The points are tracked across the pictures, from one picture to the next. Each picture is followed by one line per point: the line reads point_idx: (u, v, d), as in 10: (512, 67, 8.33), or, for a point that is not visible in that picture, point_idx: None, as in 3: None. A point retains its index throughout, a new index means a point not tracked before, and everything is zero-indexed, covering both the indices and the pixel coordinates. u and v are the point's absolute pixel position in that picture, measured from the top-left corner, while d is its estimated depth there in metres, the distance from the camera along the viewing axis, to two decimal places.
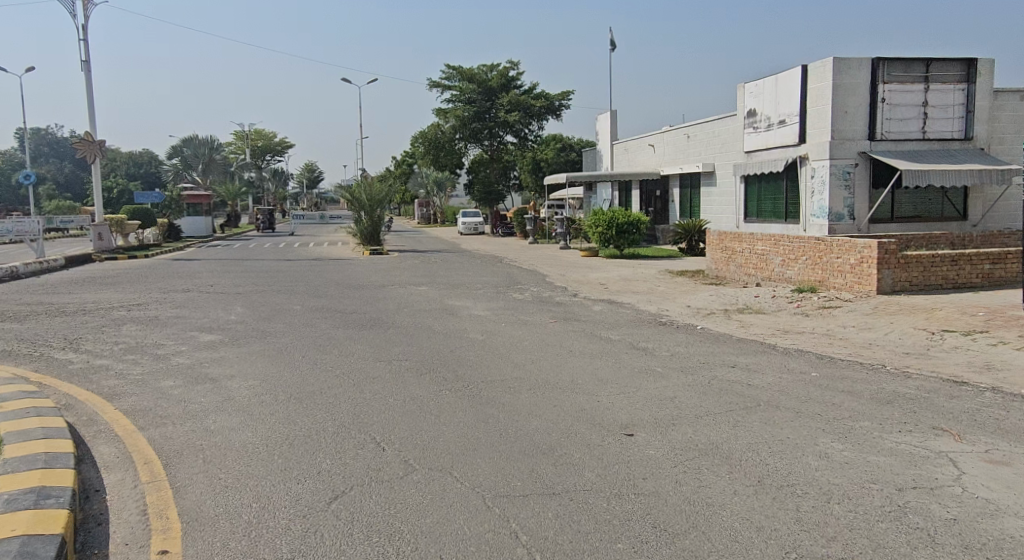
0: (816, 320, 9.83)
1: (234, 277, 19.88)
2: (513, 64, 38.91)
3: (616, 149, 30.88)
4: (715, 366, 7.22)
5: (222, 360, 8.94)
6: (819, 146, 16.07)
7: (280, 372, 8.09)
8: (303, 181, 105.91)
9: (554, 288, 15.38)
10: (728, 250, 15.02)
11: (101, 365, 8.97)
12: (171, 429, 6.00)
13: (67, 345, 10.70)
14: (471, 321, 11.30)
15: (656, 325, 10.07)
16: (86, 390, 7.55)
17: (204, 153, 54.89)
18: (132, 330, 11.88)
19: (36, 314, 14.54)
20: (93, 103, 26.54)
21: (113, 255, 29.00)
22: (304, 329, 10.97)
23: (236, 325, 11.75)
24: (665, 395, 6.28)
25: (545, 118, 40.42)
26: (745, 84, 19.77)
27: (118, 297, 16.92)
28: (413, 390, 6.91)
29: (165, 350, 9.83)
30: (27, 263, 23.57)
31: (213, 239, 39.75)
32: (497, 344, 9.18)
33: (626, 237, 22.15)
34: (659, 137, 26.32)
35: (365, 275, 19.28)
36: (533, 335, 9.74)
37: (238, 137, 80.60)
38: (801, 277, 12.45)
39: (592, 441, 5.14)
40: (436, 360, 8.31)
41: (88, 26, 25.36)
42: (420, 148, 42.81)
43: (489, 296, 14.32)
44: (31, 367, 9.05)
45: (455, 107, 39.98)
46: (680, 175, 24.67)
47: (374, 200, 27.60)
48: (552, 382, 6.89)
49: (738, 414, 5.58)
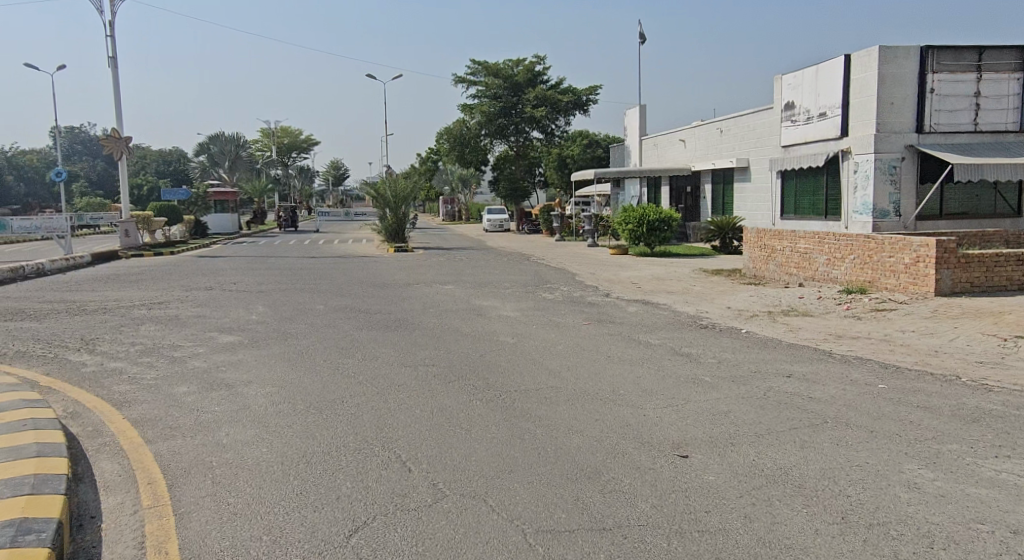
0: (871, 323, 9.19)
1: (257, 275, 19.53)
2: (539, 58, 38.37)
3: (646, 144, 30.22)
4: (768, 376, 6.61)
5: (240, 364, 8.51)
6: (863, 140, 15.31)
7: (299, 378, 7.62)
8: (329, 178, 106.42)
9: (585, 288, 14.81)
10: (767, 248, 14.34)
11: (114, 369, 8.57)
12: (180, 442, 5.54)
13: (82, 346, 10.33)
14: (501, 323, 10.78)
15: (697, 328, 9.48)
16: (94, 397, 7.14)
17: (230, 151, 54.71)
18: (150, 330, 11.51)
19: (56, 313, 14.24)
20: (119, 99, 26.44)
21: (139, 252, 28.90)
22: (327, 331, 10.53)
23: (257, 326, 11.32)
24: (717, 408, 5.73)
25: (572, 113, 39.86)
26: (782, 76, 19.03)
27: (140, 294, 16.64)
28: (441, 400, 6.41)
29: (180, 352, 9.42)
30: (54, 260, 23.48)
31: (238, 236, 39.70)
32: (529, 348, 8.65)
33: (657, 235, 21.50)
34: (690, 131, 25.64)
35: (390, 273, 18.82)
36: (567, 338, 9.21)
37: (264, 135, 80.89)
38: (849, 278, 11.77)
39: (642, 464, 4.60)
40: (465, 365, 7.82)
41: (113, 22, 25.22)
42: (445, 145, 42.40)
43: (518, 296, 13.79)
44: (43, 370, 8.67)
45: (481, 102, 39.50)
46: (712, 171, 23.98)
47: (399, 197, 27.18)
48: (591, 392, 6.37)
49: (805, 432, 5.00)
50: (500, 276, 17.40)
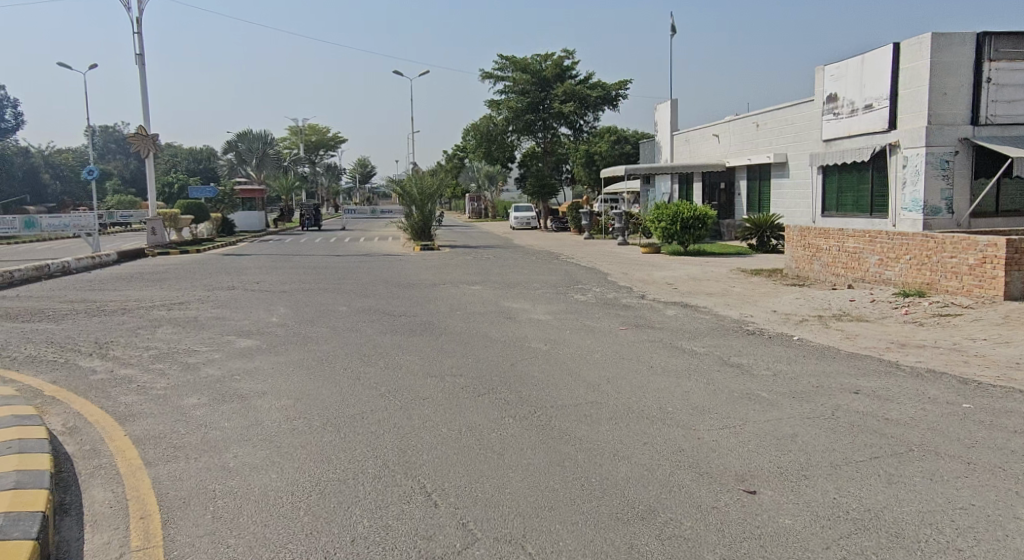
0: (935, 330, 8.47)
1: (281, 274, 19.11)
2: (568, 53, 37.63)
3: (677, 140, 29.40)
4: (834, 392, 5.94)
5: (255, 372, 8.01)
6: (913, 132, 14.48)
7: (317, 389, 7.08)
8: (356, 175, 106.83)
9: (619, 289, 14.17)
10: (812, 247, 13.60)
11: (124, 377, 8.11)
12: (181, 466, 5.03)
13: (96, 350, 9.92)
14: (533, 328, 10.17)
15: (745, 335, 8.80)
16: (98, 410, 6.66)
17: (258, 148, 55.03)
18: (167, 333, 11.08)
19: (75, 314, 13.88)
20: (145, 97, 26.24)
21: (165, 250, 28.65)
22: (349, 335, 10.01)
23: (278, 329, 10.85)
24: (780, 430, 5.09)
25: (601, 109, 39.08)
26: (824, 67, 18.20)
27: (161, 294, 16.27)
28: (470, 419, 5.82)
29: (195, 358, 8.92)
30: (79, 258, 23.25)
31: (265, 234, 39.45)
32: (564, 356, 8.02)
33: (691, 233, 20.73)
34: (724, 126, 24.82)
35: (416, 273, 18.31)
36: (604, 345, 8.57)
37: (292, 133, 81.06)
38: (904, 280, 11.02)
39: (703, 502, 4.00)
40: (495, 377, 7.22)
41: (140, 19, 25.01)
42: (471, 141, 41.91)
43: (549, 297, 13.17)
44: (51, 377, 8.25)
45: (508, 98, 38.93)
46: (748, 166, 23.16)
47: (425, 194, 26.66)
48: (637, 411, 5.74)
49: (889, 463, 4.34)
50: (529, 276, 16.81)
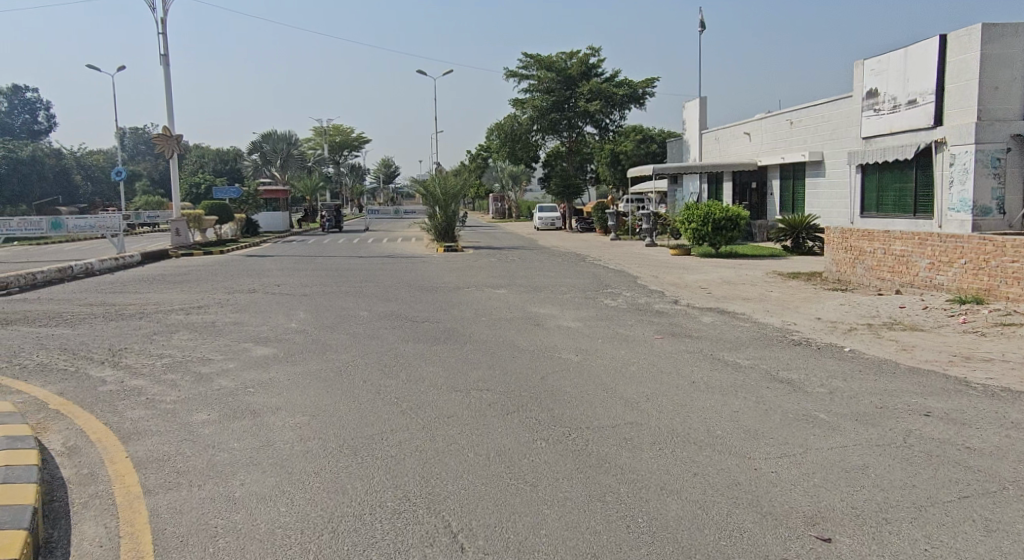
0: (1000, 341, 7.82)
1: (304, 276, 18.77)
2: (594, 50, 37.00)
3: (707, 138, 28.70)
4: (902, 414, 5.35)
5: (270, 384, 7.58)
6: (961, 129, 13.74)
7: (335, 405, 6.62)
8: (379, 175, 107.13)
9: (651, 293, 13.60)
10: (854, 250, 12.98)
11: (134, 389, 7.70)
12: (183, 496, 4.58)
13: (109, 358, 9.55)
14: (563, 336, 9.65)
15: (791, 345, 8.21)
16: (103, 427, 6.24)
17: (282, 149, 54.96)
18: (183, 339, 10.70)
19: (94, 318, 13.58)
20: (170, 97, 26.10)
21: (189, 251, 28.47)
22: (370, 343, 9.56)
23: (296, 336, 10.42)
24: (846, 459, 4.55)
25: (628, 107, 38.39)
26: (863, 61, 17.48)
27: (182, 297, 15.95)
28: (500, 444, 5.34)
29: (209, 368, 8.50)
30: (103, 259, 23.06)
31: (289, 234, 39.27)
32: (598, 370, 7.49)
33: (722, 234, 20.08)
34: (755, 124, 24.11)
35: (440, 275, 17.87)
36: (641, 357, 8.03)
37: (317, 134, 81.22)
38: (958, 286, 10.37)
39: (771, 553, 3.48)
40: (525, 393, 6.72)
41: (165, 19, 24.86)
42: (495, 141, 41.50)
43: (577, 302, 12.65)
44: (59, 388, 7.87)
45: (533, 97, 38.43)
46: (781, 165, 22.42)
47: (449, 194, 26.24)
48: (683, 435, 5.21)
49: (984, 506, 3.78)
50: (556, 279, 16.28)
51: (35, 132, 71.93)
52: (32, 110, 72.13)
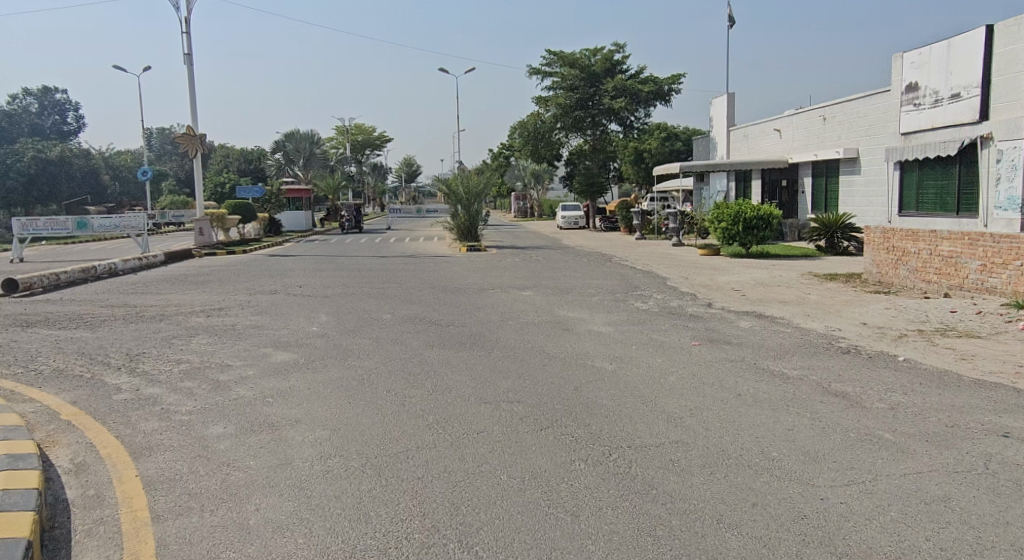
0: None
1: (326, 277, 18.50)
2: (619, 47, 36.46)
3: (735, 135, 28.07)
4: (977, 435, 4.89)
5: (290, 394, 7.23)
6: (1010, 124, 13.14)
7: (357, 418, 6.26)
8: (401, 174, 107.22)
9: (683, 296, 13.11)
10: (896, 251, 12.44)
11: (149, 398, 7.38)
12: (194, 524, 4.24)
13: (126, 363, 9.27)
14: (594, 342, 9.22)
15: (839, 353, 7.73)
16: (114, 441, 5.91)
17: (305, 148, 54.90)
18: (202, 344, 10.40)
19: (114, 320, 13.36)
20: (193, 96, 25.98)
21: (212, 251, 28.33)
22: (393, 349, 9.18)
23: (317, 341, 10.08)
24: (924, 490, 4.13)
25: (653, 104, 37.78)
26: (902, 54, 16.89)
27: (204, 299, 15.71)
28: (536, 464, 4.97)
29: (226, 376, 8.16)
30: (126, 260, 22.92)
31: (311, 234, 39.09)
32: (636, 380, 7.06)
33: (754, 234, 19.49)
34: (786, 120, 23.47)
35: (464, 276, 17.50)
36: (679, 366, 7.58)
37: (339, 133, 81.22)
38: (1013, 289, 9.85)
39: None
40: (558, 406, 6.32)
41: (188, 18, 24.74)
42: (518, 139, 41.11)
43: (607, 305, 12.20)
44: (73, 396, 7.58)
45: (557, 94, 37.98)
46: (813, 162, 21.80)
47: (472, 193, 25.86)
48: (736, 458, 4.79)
49: None
50: (583, 281, 15.83)
51: (64, 132, 72.74)
52: (61, 111, 72.99)
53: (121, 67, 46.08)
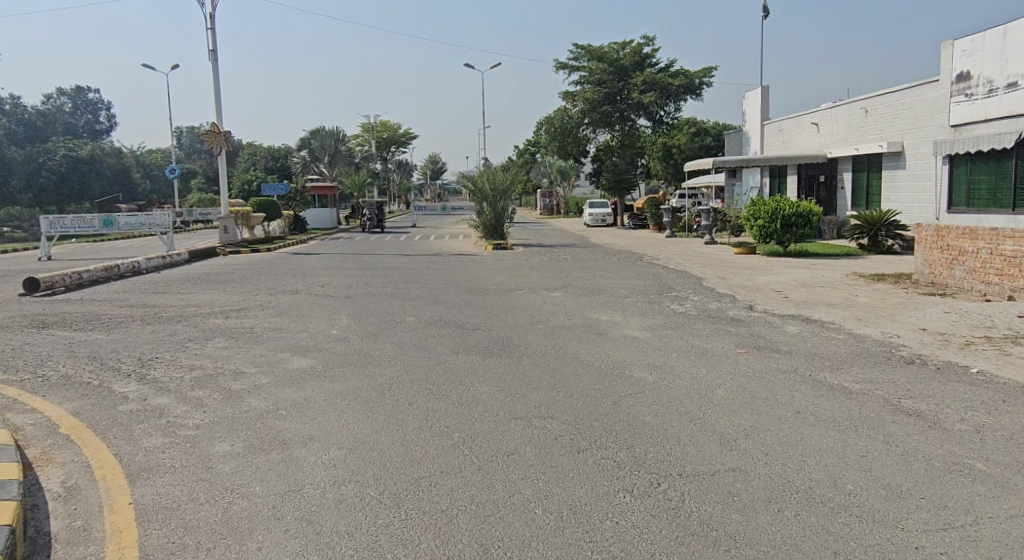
0: None
1: (350, 276, 18.04)
2: (648, 40, 35.68)
3: (769, 129, 27.25)
4: None
5: (305, 406, 6.72)
6: None
7: (375, 435, 5.73)
8: (426, 172, 107.08)
9: (721, 297, 12.46)
10: (952, 250, 11.72)
11: (155, 409, 6.89)
12: None
13: (137, 369, 8.81)
14: (631, 348, 8.63)
15: (903, 363, 7.08)
16: (111, 460, 5.43)
17: (330, 145, 54.65)
18: (218, 348, 9.94)
19: (131, 321, 12.97)
20: (218, 93, 25.70)
21: (237, 249, 28.09)
22: (418, 355, 8.67)
23: (337, 345, 9.60)
24: None
25: (683, 98, 36.97)
26: (952, 41, 16.11)
27: (224, 299, 15.30)
28: (577, 495, 4.40)
29: (239, 384, 7.68)
30: (150, 258, 22.64)
31: (336, 232, 38.81)
32: (682, 393, 6.47)
33: (792, 232, 18.69)
34: (824, 113, 22.64)
35: (491, 275, 16.95)
36: (725, 377, 6.96)
37: (365, 130, 81.13)
38: None
39: None
40: (597, 423, 5.74)
41: (213, 14, 24.46)
42: (545, 135, 40.52)
43: (642, 308, 11.60)
44: (76, 406, 7.12)
45: (584, 89, 37.29)
46: (853, 157, 20.96)
47: (497, 190, 25.29)
48: (805, 491, 4.18)
49: None
50: (615, 281, 15.21)
51: (96, 132, 73.41)
52: (93, 111, 73.71)
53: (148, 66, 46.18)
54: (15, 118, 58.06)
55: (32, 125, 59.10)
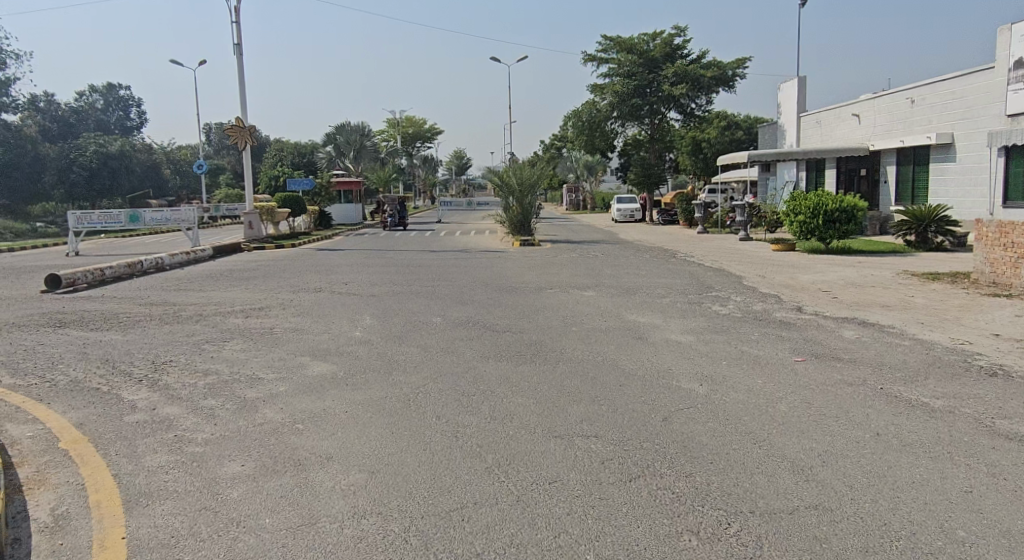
0: None
1: (374, 273, 17.51)
2: (679, 30, 34.77)
3: (806, 122, 26.31)
4: None
5: (324, 419, 6.15)
6: None
7: (400, 455, 5.15)
8: (452, 167, 106.61)
9: (765, 298, 11.74)
10: (1017, 248, 10.93)
11: (163, 420, 6.36)
12: None
13: (149, 374, 8.32)
14: (675, 355, 7.97)
15: (987, 377, 6.36)
16: (110, 482, 4.90)
17: (356, 140, 54.36)
18: (235, 350, 9.42)
19: (149, 320, 12.52)
20: (243, 87, 25.30)
21: (261, 244, 27.73)
22: (445, 360, 8.09)
23: (360, 349, 9.04)
24: None
25: (716, 91, 35.96)
26: (1011, 25, 15.21)
27: (245, 297, 14.83)
28: (631, 537, 3.79)
29: (255, 393, 7.13)
30: (173, 254, 22.28)
31: (361, 228, 38.43)
32: (740, 410, 5.80)
33: (835, 228, 17.85)
34: (867, 104, 21.71)
35: (520, 273, 16.33)
36: (786, 390, 6.28)
37: (391, 125, 80.87)
38: None
39: None
40: (648, 445, 5.10)
41: (237, 7, 24.03)
42: (571, 129, 39.83)
43: (682, 310, 10.91)
44: (80, 417, 6.61)
45: (613, 81, 36.51)
46: (897, 149, 20.03)
47: (525, 184, 24.64)
48: (909, 541, 3.53)
49: None
50: (650, 280, 14.50)
51: (127, 127, 73.85)
52: (124, 107, 74.11)
53: (177, 61, 46.21)
54: (48, 114, 58.35)
55: (65, 120, 59.37)
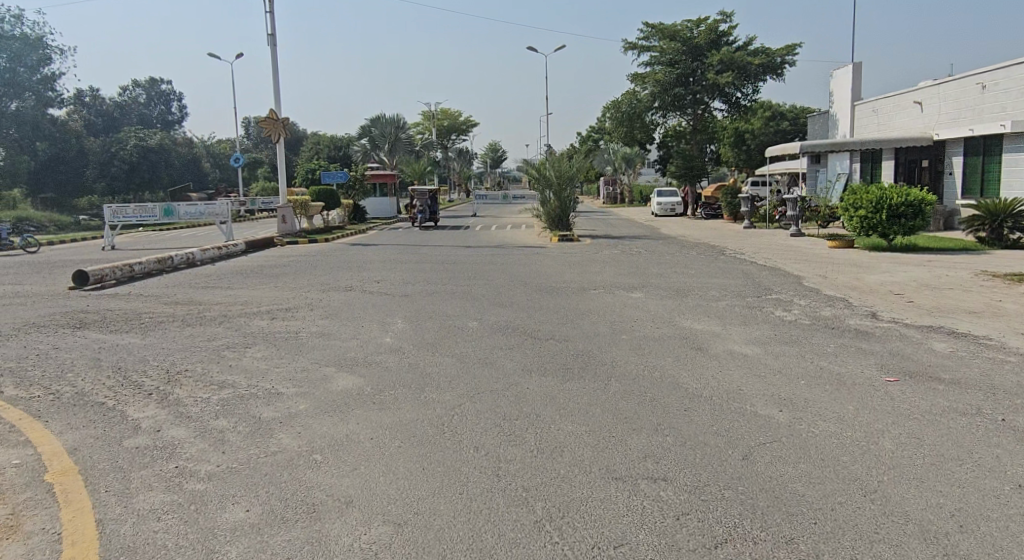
0: None
1: (408, 271, 16.72)
2: (725, 16, 33.42)
3: (861, 110, 24.91)
4: None
5: (345, 448, 5.34)
6: None
7: (431, 502, 4.30)
8: (489, 159, 106.13)
9: (832, 302, 10.70)
10: None
11: (165, 446, 5.61)
12: None
13: (161, 385, 7.60)
14: (743, 370, 7.05)
15: None
16: (89, 532, 4.15)
17: (391, 132, 53.80)
18: (256, 358, 8.68)
19: (171, 322, 11.86)
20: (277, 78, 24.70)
21: (295, 239, 27.23)
22: (483, 374, 7.24)
23: (389, 358, 8.24)
24: None
25: (763, 79, 34.51)
26: None
27: (273, 295, 14.14)
28: None
29: (270, 413, 6.36)
30: (204, 249, 21.74)
31: (395, 222, 37.76)
32: (836, 446, 4.86)
33: (900, 223, 16.64)
34: (931, 90, 20.34)
35: (560, 271, 15.42)
36: (886, 420, 5.34)
37: (426, 117, 80.42)
38: None
39: None
40: (732, 494, 4.20)
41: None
42: (610, 119, 38.78)
43: (743, 314, 9.93)
44: (74, 441, 5.86)
45: (655, 70, 35.32)
46: (966, 138, 18.69)
47: (563, 176, 23.66)
48: None
49: None
50: (701, 280, 13.50)
51: (169, 122, 74.35)
52: (165, 101, 74.57)
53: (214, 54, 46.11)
54: (93, 108, 59.03)
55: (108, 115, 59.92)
